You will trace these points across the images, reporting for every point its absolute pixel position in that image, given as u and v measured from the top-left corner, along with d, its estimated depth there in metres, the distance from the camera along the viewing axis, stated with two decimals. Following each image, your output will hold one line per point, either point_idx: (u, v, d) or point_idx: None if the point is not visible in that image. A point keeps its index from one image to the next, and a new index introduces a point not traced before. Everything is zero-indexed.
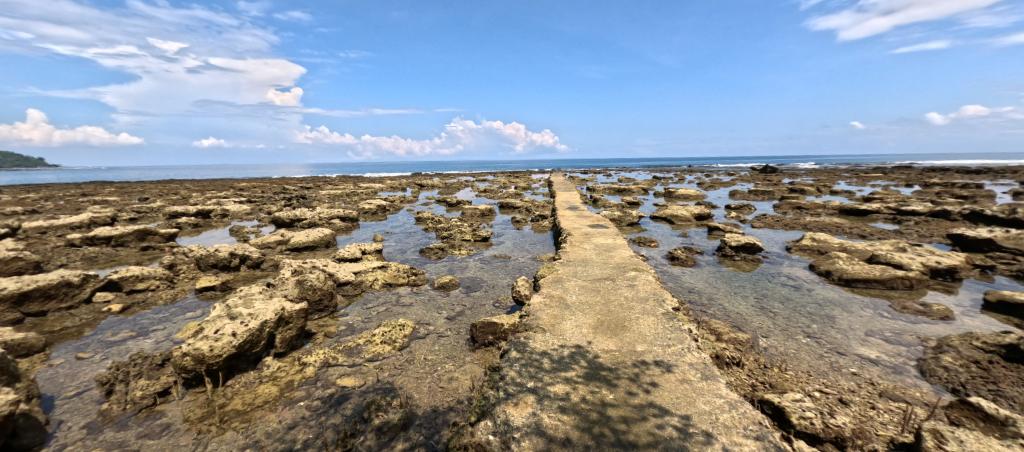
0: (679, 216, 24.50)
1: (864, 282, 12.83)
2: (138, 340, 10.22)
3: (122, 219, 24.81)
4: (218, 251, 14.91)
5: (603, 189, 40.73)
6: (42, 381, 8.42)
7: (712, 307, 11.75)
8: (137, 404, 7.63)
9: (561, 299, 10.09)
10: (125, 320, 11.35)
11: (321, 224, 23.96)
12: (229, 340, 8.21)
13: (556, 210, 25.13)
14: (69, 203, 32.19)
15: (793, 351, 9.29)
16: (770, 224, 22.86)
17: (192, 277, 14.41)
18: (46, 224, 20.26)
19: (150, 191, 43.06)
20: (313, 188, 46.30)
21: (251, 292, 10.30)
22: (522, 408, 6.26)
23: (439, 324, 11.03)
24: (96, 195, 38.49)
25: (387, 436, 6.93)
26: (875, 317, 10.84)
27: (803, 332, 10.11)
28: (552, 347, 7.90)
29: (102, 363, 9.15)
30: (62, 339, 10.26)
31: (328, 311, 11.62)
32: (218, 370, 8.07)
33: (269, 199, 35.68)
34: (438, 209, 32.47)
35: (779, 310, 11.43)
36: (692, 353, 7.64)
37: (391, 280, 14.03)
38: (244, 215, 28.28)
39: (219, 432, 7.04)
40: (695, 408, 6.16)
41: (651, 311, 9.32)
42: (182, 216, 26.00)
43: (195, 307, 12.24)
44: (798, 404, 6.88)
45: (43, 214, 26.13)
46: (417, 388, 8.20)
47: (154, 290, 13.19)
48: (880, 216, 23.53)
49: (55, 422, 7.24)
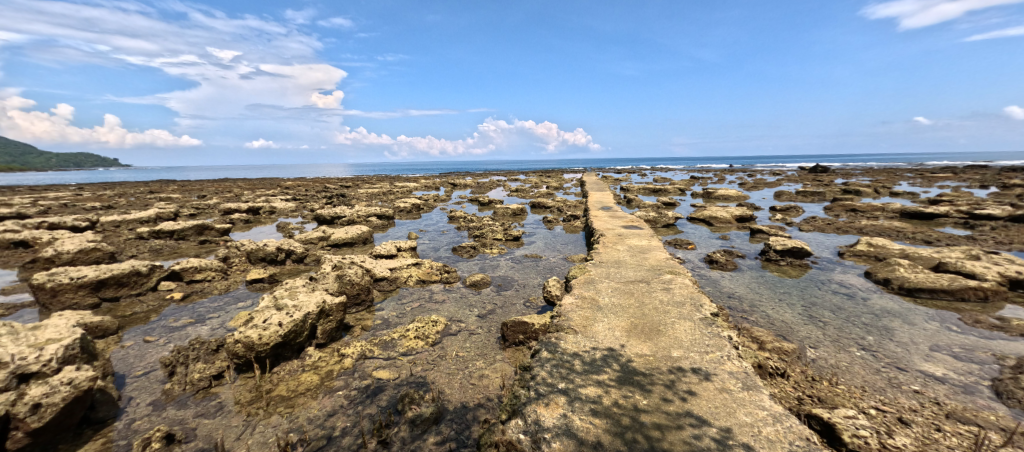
0: (718, 217, 23.48)
1: (929, 292, 11.77)
2: (196, 326, 11.07)
3: (184, 214, 26.98)
4: (267, 245, 15.91)
5: (638, 189, 39.74)
6: (115, 360, 9.31)
7: (754, 314, 11.20)
8: (195, 386, 8.25)
9: (594, 301, 9.93)
10: (185, 308, 12.32)
11: (359, 221, 24.89)
12: (276, 329, 8.74)
13: (588, 210, 24.84)
14: (139, 200, 35.40)
15: (846, 364, 8.66)
16: (821, 227, 21.43)
17: (243, 269, 15.45)
18: (119, 219, 22.39)
19: (204, 189, 46.46)
20: (352, 186, 48.21)
21: (296, 285, 10.87)
22: (553, 409, 6.23)
23: (471, 321, 11.19)
24: (161, 192, 41.97)
25: (420, 429, 7.10)
26: (942, 331, 9.91)
27: (857, 344, 9.41)
28: (584, 349, 7.80)
29: (165, 346, 9.98)
30: (132, 322, 11.31)
31: (365, 306, 12.09)
32: (266, 357, 8.60)
33: (312, 197, 37.69)
34: (471, 208, 32.99)
35: (830, 319, 10.70)
36: (732, 361, 7.29)
37: (424, 277, 14.36)
38: (290, 212, 29.97)
39: (267, 415, 7.49)
40: (736, 419, 5.90)
41: (687, 315, 9.00)
42: (235, 212, 27.98)
43: (246, 297, 13.12)
44: (851, 421, 6.42)
45: (118, 209, 28.90)
46: (449, 384, 8.36)
47: (211, 280, 14.25)
48: (949, 220, 21.45)
49: (126, 398, 7.94)
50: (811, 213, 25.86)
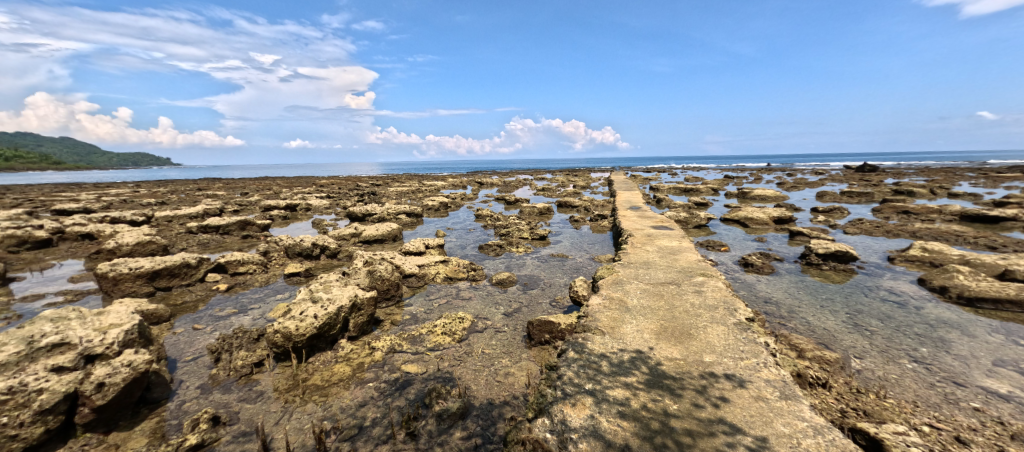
0: (754, 218, 22.51)
1: (992, 302, 10.82)
2: (239, 316, 11.73)
3: (229, 210, 28.60)
4: (303, 241, 16.63)
5: (668, 189, 38.68)
6: (168, 345, 10.02)
7: (793, 320, 10.67)
8: (238, 372, 8.75)
9: (622, 302, 9.77)
10: (229, 298, 13.08)
11: (389, 219, 25.56)
12: (311, 321, 9.13)
13: (616, 210, 24.44)
14: (188, 197, 37.84)
15: (895, 376, 8.10)
16: (868, 230, 20.12)
17: (282, 263, 16.22)
18: (171, 214, 24.01)
19: (246, 187, 49.06)
20: (383, 185, 49.57)
21: (330, 279, 11.29)
22: (580, 410, 6.18)
23: (497, 319, 11.27)
24: (208, 190, 44.69)
25: (446, 423, 7.22)
26: (1007, 345, 9.10)
27: (908, 356, 8.78)
28: (611, 350, 7.69)
29: (211, 334, 10.63)
30: (183, 311, 12.12)
31: (394, 301, 12.41)
32: (302, 348, 9.01)
33: (345, 195, 39.04)
34: (497, 207, 33.21)
35: (877, 328, 10.04)
36: (769, 369, 6.99)
37: (451, 274, 14.56)
38: (324, 209, 31.18)
39: (302, 403, 7.84)
40: (773, 429, 5.65)
41: (720, 320, 8.69)
42: (274, 209, 29.40)
43: (284, 290, 13.77)
44: (901, 437, 6.01)
45: (170, 205, 31.01)
46: (475, 380, 8.45)
47: (252, 273, 15.05)
48: (1018, 225, 19.62)
49: (177, 381, 8.53)
50: (857, 215, 24.32)
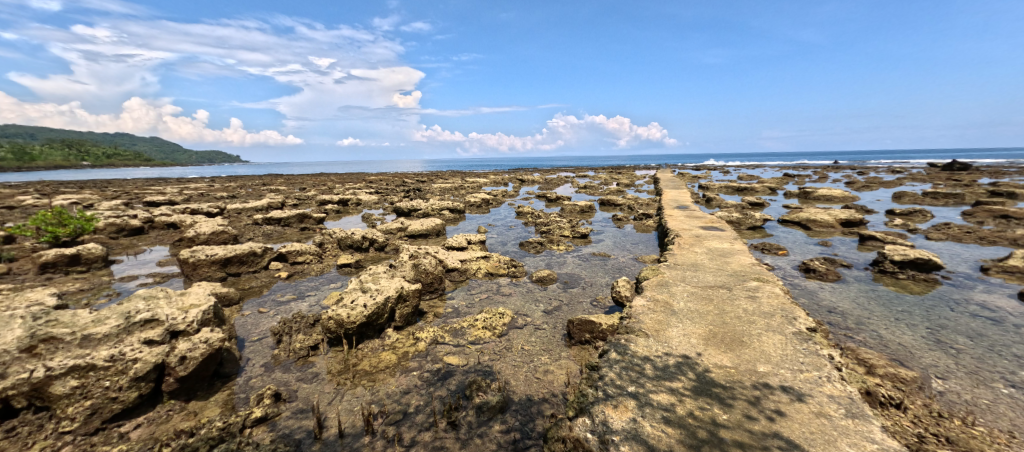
0: (818, 220, 20.76)
1: None
2: (297, 302, 12.63)
3: (289, 204, 30.83)
4: (354, 234, 17.56)
5: (720, 188, 36.63)
6: (238, 325, 11.01)
7: (861, 333, 9.75)
8: (297, 353, 9.44)
9: (667, 305, 9.42)
10: (289, 285, 14.14)
11: (433, 214, 26.33)
12: (361, 310, 9.63)
13: (662, 209, 23.55)
14: (254, 191, 41.21)
15: (987, 402, 7.17)
16: (956, 236, 17.88)
17: (335, 254, 17.26)
18: (240, 207, 26.27)
19: (304, 183, 52.58)
20: (427, 181, 51.15)
21: (378, 271, 11.85)
22: (622, 412, 6.05)
23: (536, 316, 11.28)
24: (271, 185, 48.39)
25: (486, 415, 7.36)
26: None
27: (1004, 380, 7.73)
28: (655, 354, 7.45)
29: (274, 317, 11.55)
30: (250, 295, 13.27)
31: (437, 294, 12.78)
32: (352, 334, 9.55)
33: (392, 191, 40.70)
34: (539, 204, 33.13)
35: (965, 347, 8.93)
36: (833, 384, 6.44)
37: (492, 269, 14.76)
38: (373, 204, 32.72)
39: (353, 386, 8.32)
40: (836, 449, 5.21)
41: (776, 328, 8.13)
42: (328, 203, 31.27)
43: (337, 279, 14.64)
44: None
45: (239, 199, 33.95)
46: (515, 376, 8.53)
47: (309, 263, 16.15)
48: None
49: (245, 359, 9.37)
50: (943, 219, 21.69)
